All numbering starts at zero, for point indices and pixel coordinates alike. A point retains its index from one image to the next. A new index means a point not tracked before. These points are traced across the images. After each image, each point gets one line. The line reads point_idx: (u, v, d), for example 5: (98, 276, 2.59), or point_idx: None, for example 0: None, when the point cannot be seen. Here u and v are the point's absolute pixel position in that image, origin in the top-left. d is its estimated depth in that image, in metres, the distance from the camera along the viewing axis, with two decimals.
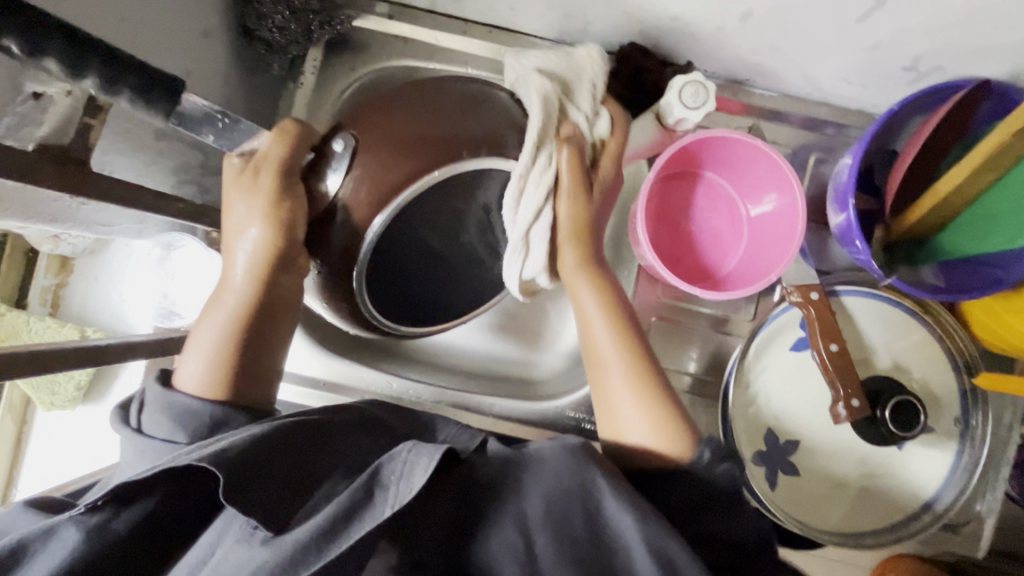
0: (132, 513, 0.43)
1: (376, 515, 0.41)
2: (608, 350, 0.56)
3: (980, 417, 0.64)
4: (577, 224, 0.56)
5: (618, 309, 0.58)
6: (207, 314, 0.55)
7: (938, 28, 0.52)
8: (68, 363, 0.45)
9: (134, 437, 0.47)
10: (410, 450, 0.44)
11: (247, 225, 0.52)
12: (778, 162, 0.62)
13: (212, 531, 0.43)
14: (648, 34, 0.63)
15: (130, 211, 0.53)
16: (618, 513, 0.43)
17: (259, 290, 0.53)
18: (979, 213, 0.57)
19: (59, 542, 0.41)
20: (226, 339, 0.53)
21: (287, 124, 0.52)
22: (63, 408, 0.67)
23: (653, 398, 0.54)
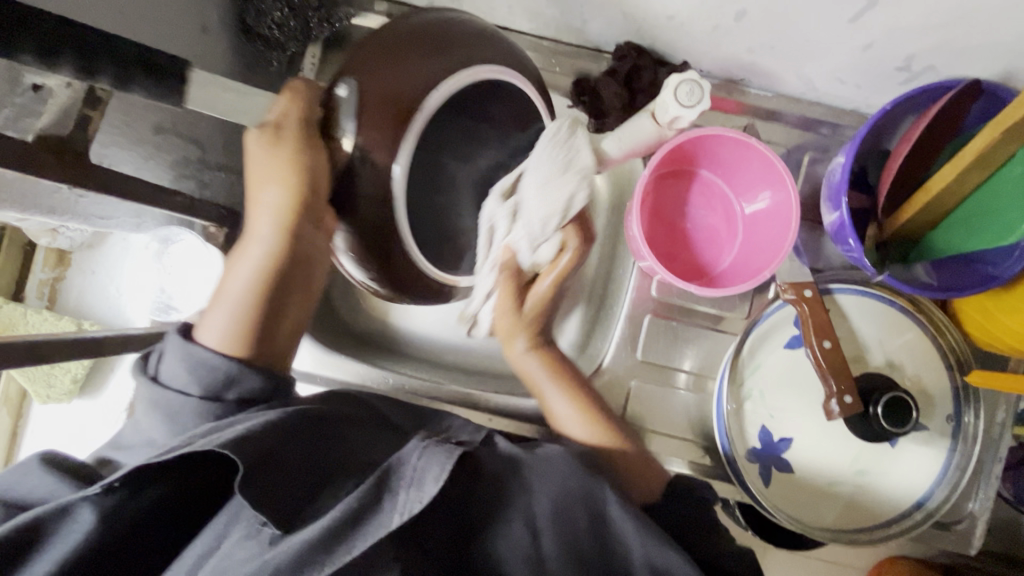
0: (146, 497, 0.43)
1: (384, 522, 0.41)
2: (558, 404, 0.62)
3: (972, 414, 0.64)
4: (526, 326, 0.62)
5: (566, 372, 0.63)
6: (233, 272, 0.55)
7: (929, 27, 0.53)
8: (64, 355, 0.45)
9: (150, 387, 0.49)
10: (420, 456, 0.43)
11: (269, 184, 0.50)
12: (772, 160, 0.62)
13: (218, 521, 0.44)
14: (644, 33, 0.64)
15: (127, 204, 0.53)
16: (623, 521, 0.44)
17: (285, 248, 0.52)
18: (970, 212, 0.58)
19: (74, 524, 0.41)
20: (251, 300, 0.54)
21: (299, 82, 0.49)
22: (58, 402, 0.67)
23: (586, 410, 0.61)
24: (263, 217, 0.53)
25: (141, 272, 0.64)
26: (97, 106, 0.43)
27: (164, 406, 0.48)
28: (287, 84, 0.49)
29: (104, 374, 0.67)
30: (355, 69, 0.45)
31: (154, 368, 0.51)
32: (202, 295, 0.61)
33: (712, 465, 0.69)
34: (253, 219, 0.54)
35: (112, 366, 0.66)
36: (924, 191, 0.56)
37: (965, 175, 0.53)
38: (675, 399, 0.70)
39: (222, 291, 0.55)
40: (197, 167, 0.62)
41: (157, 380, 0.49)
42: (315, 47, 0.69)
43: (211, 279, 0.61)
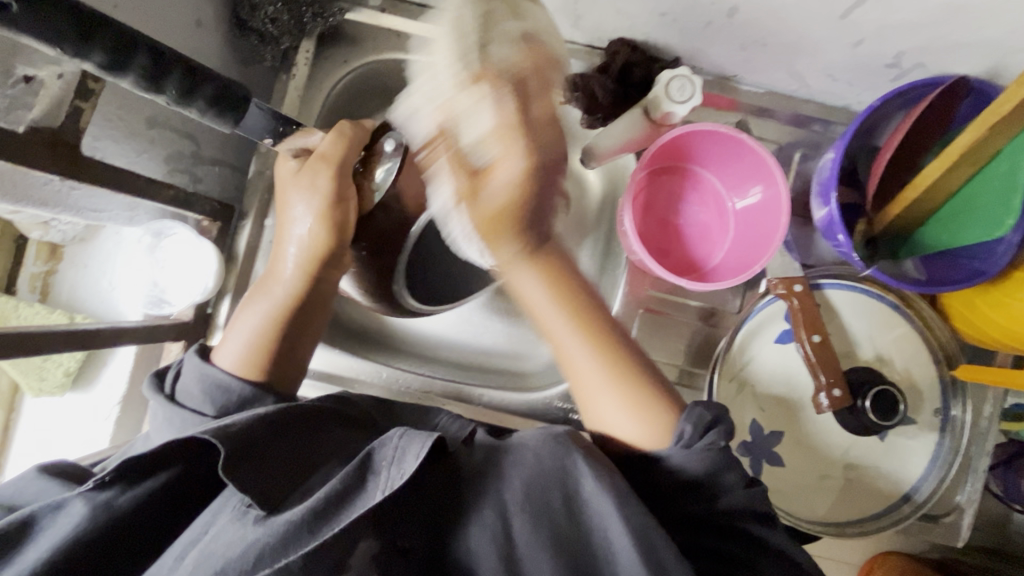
0: (137, 492, 0.44)
1: (366, 500, 0.42)
2: (569, 335, 0.55)
3: (959, 407, 0.65)
4: (499, 212, 0.51)
5: (565, 283, 0.56)
6: (249, 304, 0.56)
7: (918, 24, 0.53)
8: (57, 345, 0.46)
9: (166, 404, 0.49)
10: (401, 437, 0.44)
11: (301, 221, 0.54)
12: (762, 156, 0.63)
13: (206, 510, 0.44)
14: (637, 29, 0.64)
15: (120, 196, 0.53)
16: (598, 497, 0.43)
17: (307, 283, 0.55)
18: (956, 207, 0.59)
19: (65, 517, 0.42)
20: (269, 329, 0.55)
21: (345, 125, 0.55)
22: (51, 395, 0.67)
23: (637, 398, 0.52)
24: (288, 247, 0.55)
25: (134, 266, 0.64)
26: (88, 97, 0.43)
27: (179, 423, 0.48)
28: (336, 127, 0.55)
29: (97, 367, 0.66)
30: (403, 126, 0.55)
31: (171, 387, 0.50)
32: (195, 289, 0.62)
33: None
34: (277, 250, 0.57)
35: (105, 360, 0.66)
36: (912, 186, 0.57)
37: (953, 169, 0.54)
38: None
39: (236, 319, 0.55)
40: (191, 161, 0.62)
41: (174, 400, 0.49)
42: (309, 41, 0.68)
43: (205, 273, 0.61)
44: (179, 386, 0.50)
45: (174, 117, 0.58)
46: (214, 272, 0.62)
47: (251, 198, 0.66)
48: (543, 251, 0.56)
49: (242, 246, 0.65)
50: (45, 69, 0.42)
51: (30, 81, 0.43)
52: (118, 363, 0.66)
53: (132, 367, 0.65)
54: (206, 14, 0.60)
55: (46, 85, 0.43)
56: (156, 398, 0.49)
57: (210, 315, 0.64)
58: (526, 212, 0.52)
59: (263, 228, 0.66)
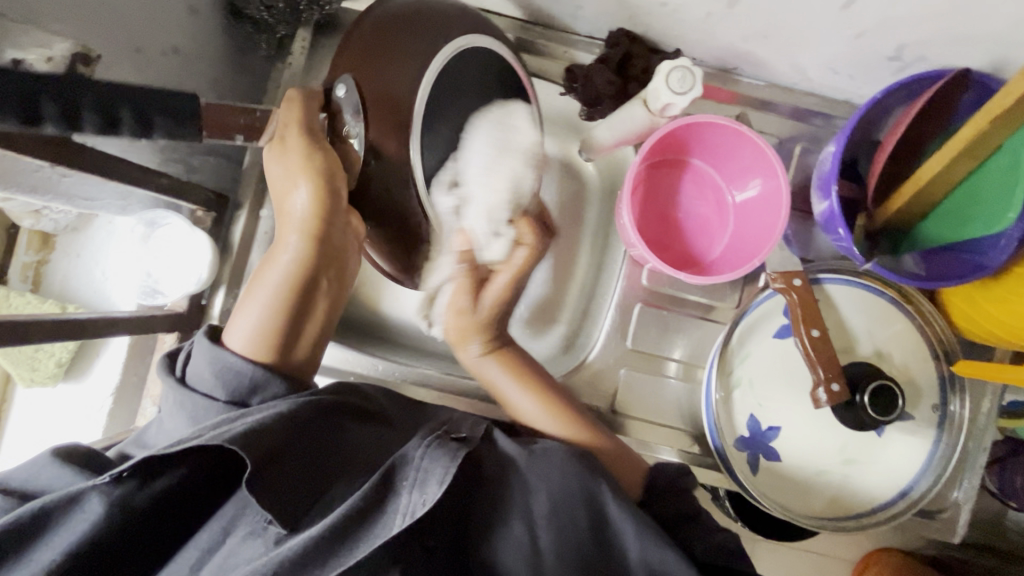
0: (155, 488, 0.43)
1: (387, 524, 0.41)
2: (510, 388, 0.61)
3: (958, 403, 0.65)
4: (478, 325, 0.60)
5: (518, 365, 0.61)
6: (250, 289, 0.53)
7: (921, 16, 0.52)
8: (47, 334, 0.46)
9: (178, 389, 0.48)
10: (425, 455, 0.43)
11: (294, 189, 0.50)
12: (763, 148, 0.62)
13: (224, 515, 0.44)
14: (638, 20, 0.63)
15: (112, 184, 0.52)
16: (621, 518, 0.44)
17: (317, 249, 0.52)
18: (957, 202, 0.58)
19: (81, 513, 0.41)
20: (275, 309, 0.52)
21: (294, 92, 0.50)
22: (43, 386, 0.66)
23: (565, 417, 0.59)
24: (289, 217, 0.52)
25: (127, 256, 0.63)
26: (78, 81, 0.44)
27: (190, 408, 0.47)
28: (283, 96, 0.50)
29: (90, 358, 0.65)
30: (355, 70, 0.48)
31: (182, 368, 0.50)
32: (189, 280, 0.61)
33: (702, 454, 0.69)
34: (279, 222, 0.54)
35: (98, 350, 0.65)
36: (913, 180, 0.56)
37: (954, 163, 0.53)
38: (664, 388, 0.70)
39: (241, 306, 0.53)
40: (185, 150, 0.61)
41: (186, 384, 0.49)
42: (305, 30, 0.67)
43: (198, 264, 0.61)
44: (190, 368, 0.49)
45: None
46: (208, 264, 0.61)
47: (245, 188, 0.65)
48: (503, 343, 0.62)
49: (237, 237, 0.64)
50: (31, 51, 0.41)
51: None
52: (112, 354, 0.65)
53: (126, 358, 0.65)
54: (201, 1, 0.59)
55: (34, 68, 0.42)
56: (166, 379, 0.49)
57: (205, 306, 0.64)
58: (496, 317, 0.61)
59: (258, 219, 0.65)
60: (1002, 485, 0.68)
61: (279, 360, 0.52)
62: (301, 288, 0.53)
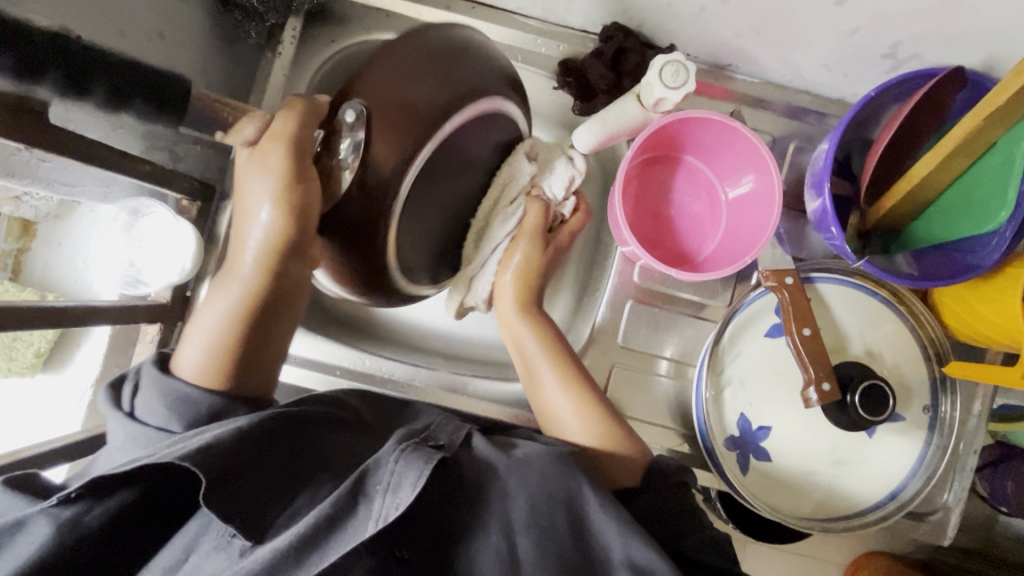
0: (107, 507, 0.41)
1: (358, 529, 0.40)
2: (544, 365, 0.62)
3: (949, 404, 0.64)
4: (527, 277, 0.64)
5: (558, 336, 0.64)
6: (211, 299, 0.54)
7: (915, 12, 0.52)
8: (23, 322, 0.45)
9: (125, 422, 0.47)
10: (397, 460, 0.43)
11: (258, 210, 0.50)
12: (755, 144, 0.62)
13: (188, 532, 0.43)
14: (631, 14, 0.63)
15: (93, 170, 0.51)
16: (603, 518, 0.43)
17: (270, 278, 0.52)
18: (950, 201, 0.58)
19: (28, 537, 0.39)
20: (229, 329, 0.53)
21: (297, 99, 0.49)
22: (20, 376, 0.64)
23: (593, 413, 0.59)
24: (247, 242, 0.52)
25: (110, 245, 0.62)
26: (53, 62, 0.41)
27: (144, 442, 0.46)
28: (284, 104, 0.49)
29: (71, 348, 0.64)
30: (365, 93, 0.47)
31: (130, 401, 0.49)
32: (172, 269, 0.61)
33: (691, 452, 0.69)
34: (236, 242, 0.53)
35: (79, 341, 0.64)
36: (905, 179, 0.56)
37: (948, 161, 0.53)
38: (655, 386, 0.69)
39: (198, 317, 0.54)
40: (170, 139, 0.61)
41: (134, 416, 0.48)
42: (296, 19, 0.68)
43: (183, 254, 0.60)
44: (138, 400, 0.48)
45: None
46: (192, 253, 0.60)
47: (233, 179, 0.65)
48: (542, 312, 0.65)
49: (223, 228, 0.63)
50: None
51: None
52: (93, 344, 0.63)
53: (107, 349, 0.63)
54: None
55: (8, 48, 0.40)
56: (113, 415, 0.48)
57: (188, 298, 0.63)
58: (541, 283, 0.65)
59: None
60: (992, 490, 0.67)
61: (234, 382, 0.52)
62: (256, 309, 0.53)
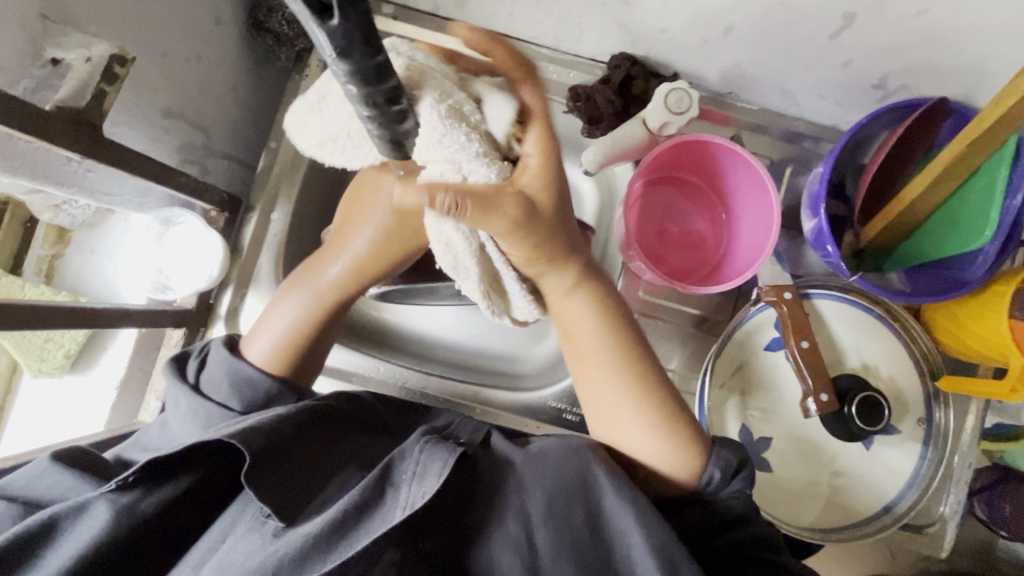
0: (160, 496, 0.45)
1: (386, 516, 0.42)
2: (597, 344, 0.56)
3: (942, 416, 0.66)
4: (539, 250, 0.51)
5: (610, 313, 0.57)
6: (290, 295, 0.59)
7: (901, 48, 0.56)
8: (64, 322, 0.48)
9: (190, 395, 0.51)
10: (421, 450, 0.44)
11: (366, 229, 0.57)
12: (755, 166, 0.65)
13: (224, 519, 0.44)
14: (638, 45, 0.67)
15: (134, 180, 0.55)
16: (620, 513, 0.45)
17: (352, 291, 0.60)
18: (938, 223, 0.61)
19: (89, 520, 0.42)
20: (303, 326, 0.58)
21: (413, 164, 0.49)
22: (50, 376, 0.66)
23: (654, 411, 0.54)
24: (342, 251, 0.58)
25: (140, 252, 0.65)
26: (113, 81, 0.46)
27: (204, 416, 0.51)
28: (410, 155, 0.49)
29: (98, 350, 0.66)
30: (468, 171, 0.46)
31: (194, 377, 0.54)
32: (200, 276, 0.64)
33: None
34: (327, 248, 0.60)
35: (106, 343, 0.66)
36: (895, 201, 0.59)
37: (934, 185, 0.56)
38: None
39: (270, 314, 0.58)
40: (201, 153, 0.65)
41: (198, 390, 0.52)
42: None
43: (209, 262, 0.63)
44: (204, 376, 0.53)
45: (188, 110, 0.61)
46: (219, 261, 0.64)
47: (259, 193, 0.68)
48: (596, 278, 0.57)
49: (248, 239, 0.67)
50: (72, 51, 0.45)
51: (57, 64, 0.44)
52: (119, 347, 0.66)
53: (132, 352, 0.66)
54: (225, 11, 0.62)
55: (73, 68, 0.45)
56: (179, 387, 0.53)
57: (212, 305, 0.66)
58: (561, 241, 0.52)
59: (269, 221, 0.68)
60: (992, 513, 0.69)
61: (295, 373, 0.58)
62: (329, 309, 0.59)
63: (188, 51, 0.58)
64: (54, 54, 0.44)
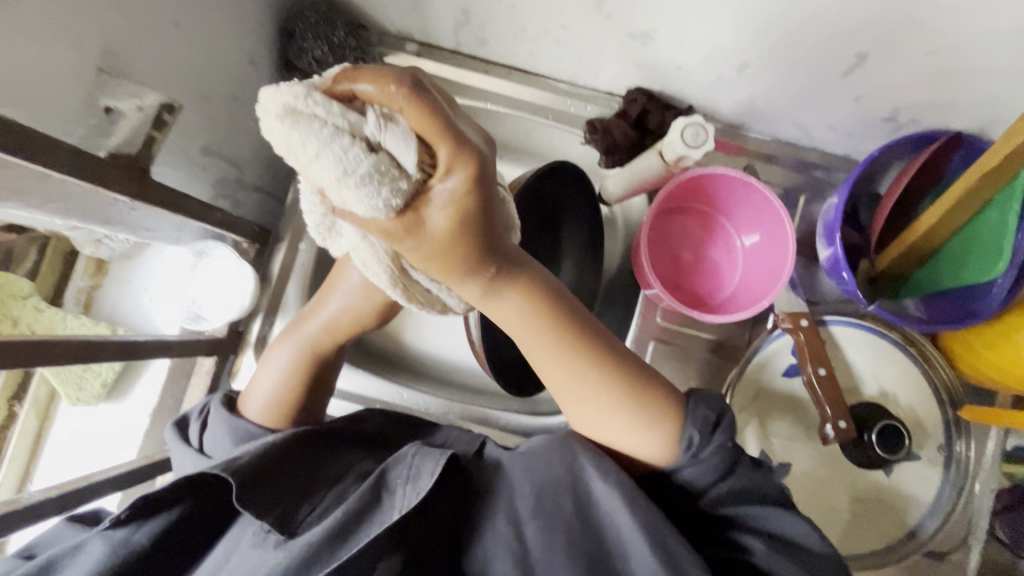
0: (152, 526, 0.46)
1: (383, 519, 0.44)
2: (537, 356, 0.47)
3: (963, 444, 0.67)
4: (449, 248, 0.37)
5: (547, 308, 0.45)
6: (277, 347, 0.58)
7: (913, 84, 0.58)
8: (108, 355, 0.51)
9: (197, 457, 0.52)
10: (414, 455, 0.47)
11: (341, 292, 0.56)
12: (768, 196, 0.67)
13: (229, 539, 0.46)
14: (654, 80, 0.69)
15: (173, 216, 0.57)
16: (606, 496, 0.43)
17: (334, 346, 0.58)
18: (952, 252, 0.62)
19: (83, 556, 0.44)
20: (293, 379, 0.57)
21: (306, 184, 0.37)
22: (87, 405, 0.68)
23: (631, 405, 0.46)
24: (320, 308, 0.57)
25: (174, 283, 0.67)
26: (161, 127, 0.50)
27: None
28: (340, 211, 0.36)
29: (132, 379, 0.68)
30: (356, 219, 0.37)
31: (198, 439, 0.54)
32: (231, 307, 0.66)
33: None
34: (313, 302, 0.59)
35: (140, 372, 0.68)
36: (909, 231, 0.61)
37: (949, 216, 0.57)
38: None
39: (265, 363, 0.58)
40: (233, 187, 0.67)
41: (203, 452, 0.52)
42: None
43: (241, 292, 0.65)
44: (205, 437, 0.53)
45: (223, 147, 0.63)
46: (251, 292, 0.65)
47: (286, 224, 0.71)
48: (519, 270, 0.44)
49: (277, 268, 0.69)
50: (124, 100, 0.48)
51: (109, 111, 0.47)
52: (152, 375, 0.68)
53: (165, 380, 0.68)
54: (258, 53, 0.65)
55: (126, 116, 0.48)
56: (185, 451, 0.53)
57: (242, 333, 0.68)
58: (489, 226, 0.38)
59: (297, 251, 0.70)
60: (1018, 536, 0.67)
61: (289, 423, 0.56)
62: (318, 361, 0.58)
63: (224, 93, 0.61)
64: (105, 103, 0.47)
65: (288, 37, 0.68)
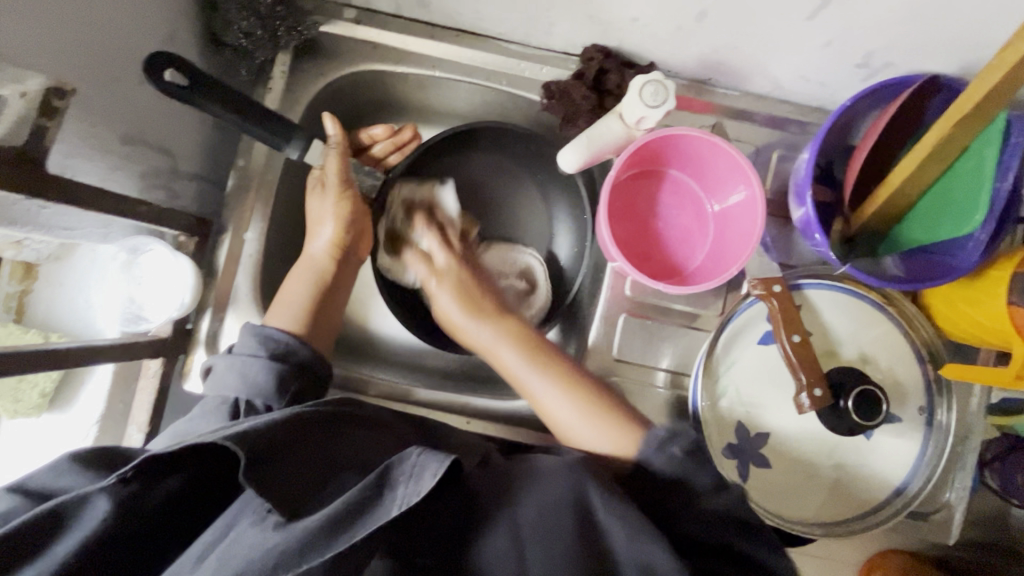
0: (159, 489, 0.44)
1: (382, 514, 0.40)
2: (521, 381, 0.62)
3: (946, 406, 0.64)
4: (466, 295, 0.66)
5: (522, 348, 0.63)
6: (289, 281, 0.66)
7: (884, 23, 0.53)
8: (32, 368, 0.46)
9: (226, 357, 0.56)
10: (418, 454, 0.43)
11: (322, 223, 0.67)
12: (736, 156, 0.63)
13: (227, 517, 0.44)
14: (610, 35, 0.64)
15: (92, 213, 0.53)
16: (609, 524, 0.42)
17: (336, 260, 0.68)
18: (929, 205, 0.59)
19: (93, 512, 0.42)
20: (306, 302, 0.64)
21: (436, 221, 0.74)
22: (27, 417, 0.65)
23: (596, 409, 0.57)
24: (313, 238, 0.67)
25: (109, 283, 0.64)
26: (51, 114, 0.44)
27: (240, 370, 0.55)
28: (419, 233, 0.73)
29: (77, 387, 0.66)
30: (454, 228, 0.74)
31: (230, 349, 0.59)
32: (172, 305, 0.62)
33: None
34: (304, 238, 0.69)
35: (84, 379, 0.65)
36: (885, 185, 0.57)
37: (927, 165, 0.53)
38: (653, 398, 0.70)
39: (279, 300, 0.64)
40: (167, 176, 0.63)
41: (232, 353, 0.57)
42: (285, 54, 0.68)
43: (181, 288, 0.62)
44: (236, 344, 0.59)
45: (148, 132, 0.59)
46: (191, 286, 0.62)
47: (228, 213, 0.67)
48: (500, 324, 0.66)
49: (221, 260, 0.66)
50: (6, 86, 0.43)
51: None
52: (96, 382, 0.65)
53: (111, 385, 0.65)
54: (178, 28, 0.60)
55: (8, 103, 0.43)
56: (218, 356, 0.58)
57: (190, 331, 0.64)
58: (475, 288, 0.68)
59: (242, 241, 0.67)
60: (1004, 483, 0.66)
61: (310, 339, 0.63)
62: (326, 282, 0.66)
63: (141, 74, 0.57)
64: None
65: (212, 8, 0.62)
